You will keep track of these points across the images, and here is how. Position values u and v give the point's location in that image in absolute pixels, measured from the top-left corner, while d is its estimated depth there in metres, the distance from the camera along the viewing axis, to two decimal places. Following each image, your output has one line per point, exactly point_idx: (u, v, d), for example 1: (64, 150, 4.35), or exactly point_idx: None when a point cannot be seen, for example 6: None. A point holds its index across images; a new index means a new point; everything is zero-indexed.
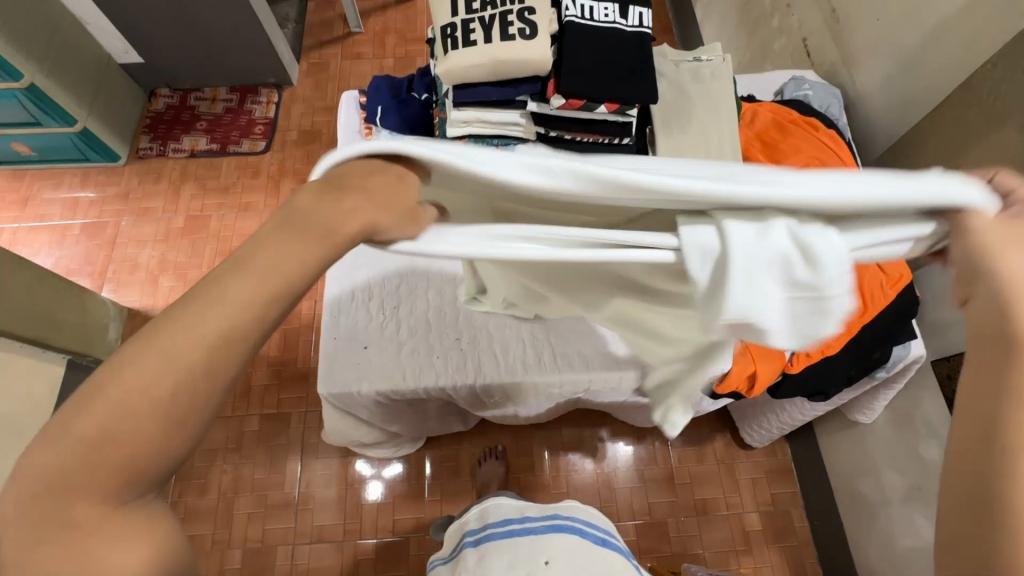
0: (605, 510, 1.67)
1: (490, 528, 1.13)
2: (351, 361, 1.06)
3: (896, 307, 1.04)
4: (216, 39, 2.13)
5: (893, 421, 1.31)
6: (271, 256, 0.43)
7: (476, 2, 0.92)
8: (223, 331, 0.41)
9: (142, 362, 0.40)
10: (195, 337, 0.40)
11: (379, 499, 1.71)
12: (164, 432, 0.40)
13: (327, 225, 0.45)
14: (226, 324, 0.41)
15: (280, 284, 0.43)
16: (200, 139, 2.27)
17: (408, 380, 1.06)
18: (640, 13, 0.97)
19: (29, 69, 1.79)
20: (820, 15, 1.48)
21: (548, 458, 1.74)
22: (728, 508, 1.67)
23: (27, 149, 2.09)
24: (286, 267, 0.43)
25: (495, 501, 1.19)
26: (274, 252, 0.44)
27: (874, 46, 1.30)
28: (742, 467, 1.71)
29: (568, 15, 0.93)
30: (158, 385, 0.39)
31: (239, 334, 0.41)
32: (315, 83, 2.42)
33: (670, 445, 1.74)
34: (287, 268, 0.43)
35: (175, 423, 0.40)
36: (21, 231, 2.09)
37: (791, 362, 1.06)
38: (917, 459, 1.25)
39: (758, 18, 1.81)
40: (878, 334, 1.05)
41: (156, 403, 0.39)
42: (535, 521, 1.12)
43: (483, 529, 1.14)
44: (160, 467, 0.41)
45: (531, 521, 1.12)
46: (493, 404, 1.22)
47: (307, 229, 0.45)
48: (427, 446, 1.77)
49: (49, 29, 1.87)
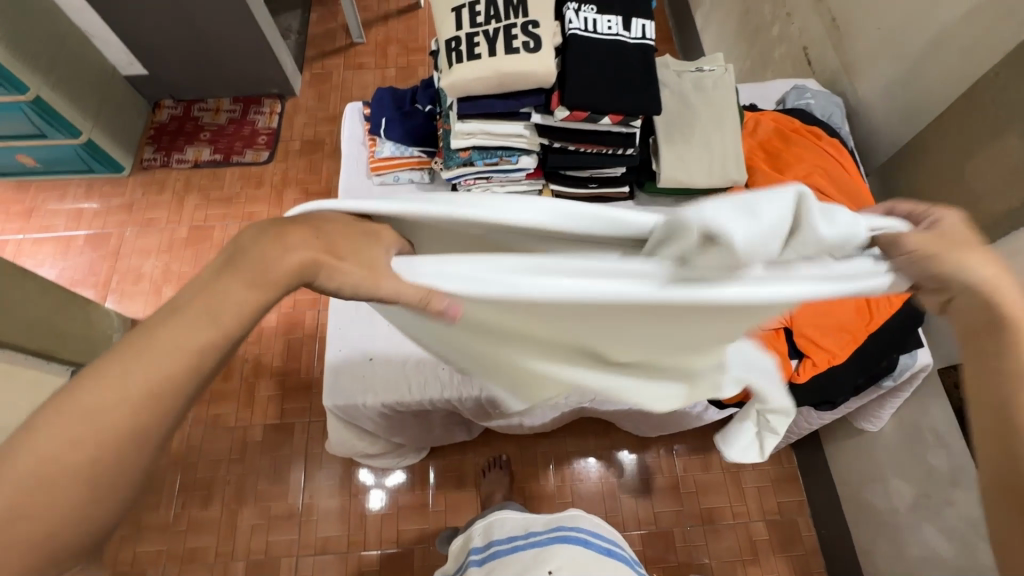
0: (611, 520, 1.66)
1: (495, 546, 1.13)
2: (356, 372, 1.06)
3: (903, 316, 1.04)
4: (220, 51, 2.15)
5: (900, 429, 1.31)
6: (213, 300, 0.49)
7: (479, 16, 0.93)
8: (151, 380, 0.46)
9: (71, 411, 0.43)
10: (125, 387, 0.45)
11: (381, 508, 1.70)
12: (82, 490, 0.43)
13: (260, 265, 0.51)
14: (162, 372, 0.46)
15: (213, 335, 0.49)
16: (203, 150, 2.28)
17: (413, 391, 1.06)
18: (642, 25, 0.98)
19: (34, 82, 1.80)
20: (820, 23, 1.49)
21: (553, 467, 1.73)
22: (734, 517, 1.66)
23: (32, 161, 2.10)
24: (222, 311, 0.49)
25: (500, 516, 1.21)
26: (208, 298, 0.49)
27: (875, 54, 1.31)
28: (748, 475, 1.70)
29: (572, 28, 0.94)
30: (92, 436, 0.44)
31: (169, 388, 0.46)
32: (317, 93, 2.44)
33: (675, 454, 1.73)
34: (222, 313, 0.49)
35: (92, 482, 0.44)
36: (26, 243, 2.10)
37: (797, 372, 1.06)
38: (925, 467, 1.25)
39: (758, 27, 1.82)
40: (886, 343, 1.04)
41: (82, 453, 0.43)
42: (541, 535, 1.12)
43: (488, 548, 1.14)
44: (77, 529, 0.44)
45: (536, 535, 1.12)
46: (497, 415, 1.22)
47: (257, 273, 0.51)
48: (431, 456, 1.76)
49: (54, 42, 1.89)
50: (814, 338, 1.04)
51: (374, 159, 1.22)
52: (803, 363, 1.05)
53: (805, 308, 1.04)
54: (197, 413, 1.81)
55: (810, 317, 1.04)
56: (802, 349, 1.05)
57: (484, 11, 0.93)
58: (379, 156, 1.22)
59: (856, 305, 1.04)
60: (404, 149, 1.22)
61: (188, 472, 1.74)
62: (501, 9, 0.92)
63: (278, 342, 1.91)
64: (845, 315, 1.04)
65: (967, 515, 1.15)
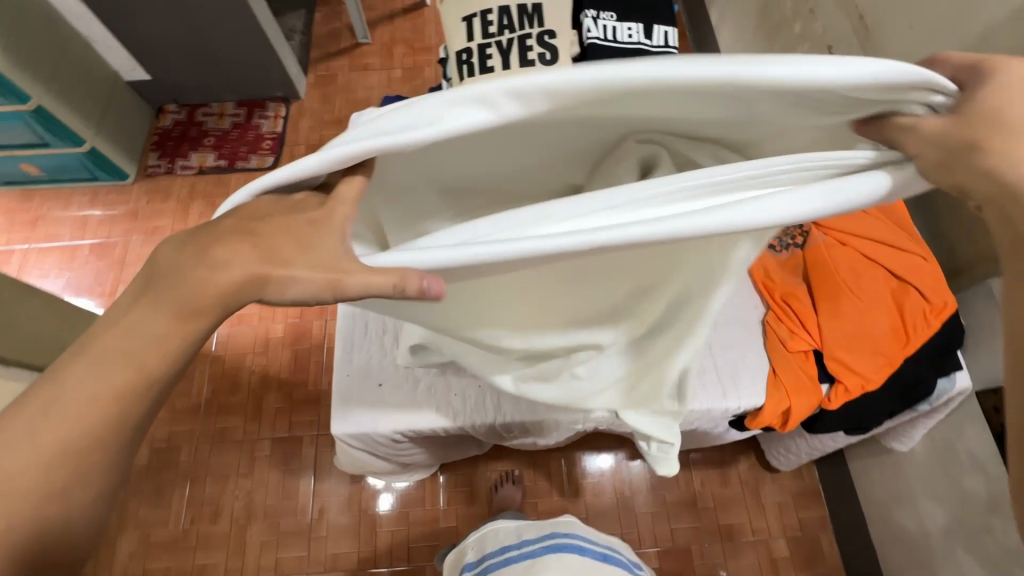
0: (626, 536, 1.61)
1: (488, 560, 1.09)
2: (364, 399, 1.01)
3: (941, 338, 0.98)
4: (224, 54, 2.11)
5: (934, 450, 1.24)
6: (128, 337, 0.50)
7: (492, 25, 0.86)
8: (65, 438, 0.49)
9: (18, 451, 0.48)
10: (50, 435, 0.49)
11: (390, 510, 1.68)
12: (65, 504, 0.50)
13: (194, 288, 0.49)
14: (80, 426, 0.49)
15: (138, 369, 0.50)
16: (208, 156, 2.24)
17: (425, 418, 1.01)
18: (665, 32, 0.91)
19: (37, 92, 1.77)
20: (848, 21, 1.41)
21: (566, 481, 1.69)
22: (754, 533, 1.61)
23: (36, 170, 2.07)
24: (142, 349, 0.50)
25: (492, 528, 1.16)
26: (123, 340, 0.50)
27: (909, 55, 1.23)
28: (769, 490, 1.65)
29: (590, 37, 0.88)
30: (39, 465, 0.49)
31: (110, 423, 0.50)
32: (323, 95, 2.39)
33: (693, 468, 1.68)
34: (142, 351, 0.50)
35: (62, 494, 0.50)
36: (32, 252, 2.08)
37: (829, 398, 1.00)
38: (960, 492, 1.19)
39: (779, 24, 1.75)
40: (925, 368, 0.98)
41: (38, 480, 0.49)
42: (534, 545, 1.08)
43: (482, 562, 1.10)
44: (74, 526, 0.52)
45: (529, 545, 1.08)
46: (511, 436, 1.17)
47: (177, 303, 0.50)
48: (441, 469, 1.72)
49: (57, 49, 1.86)
50: (847, 362, 0.98)
51: None
52: (835, 388, 1.00)
53: (835, 329, 1.00)
54: (205, 426, 1.79)
55: (842, 339, 0.99)
56: (833, 373, 0.99)
57: (496, 20, 0.86)
58: None
59: (891, 327, 0.98)
60: None
61: (197, 486, 1.72)
62: (515, 18, 0.86)
63: (286, 353, 1.88)
64: (881, 337, 0.98)
65: (1006, 546, 1.10)
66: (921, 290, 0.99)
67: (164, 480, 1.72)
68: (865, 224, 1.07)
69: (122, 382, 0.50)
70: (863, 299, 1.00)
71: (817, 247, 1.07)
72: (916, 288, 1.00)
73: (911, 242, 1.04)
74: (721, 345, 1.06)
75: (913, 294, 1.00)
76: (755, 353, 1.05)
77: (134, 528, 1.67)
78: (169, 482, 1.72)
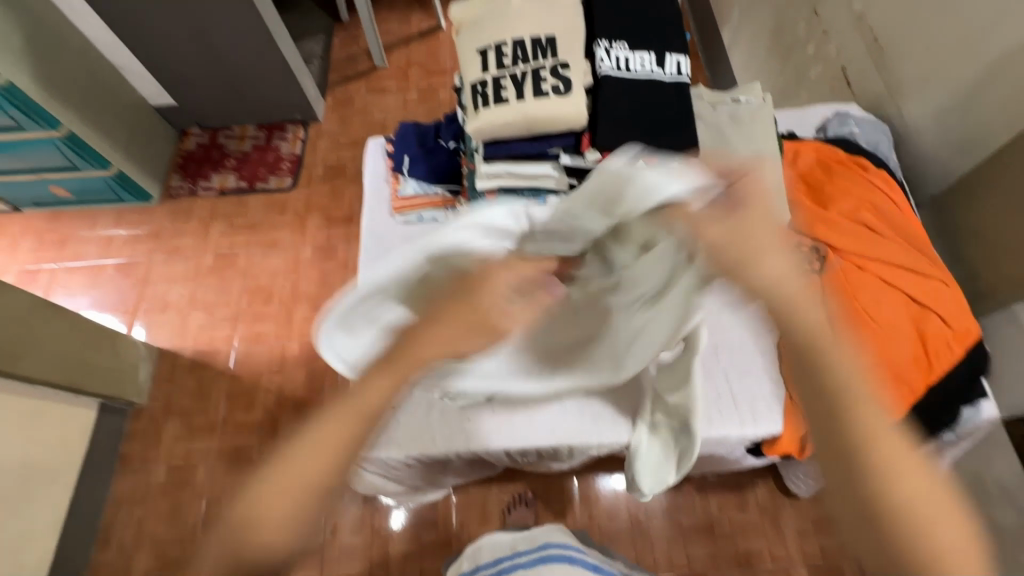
0: (641, 562, 1.58)
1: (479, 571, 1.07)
2: (379, 424, 1.03)
3: (964, 365, 0.96)
4: (246, 79, 2.17)
5: (961, 479, 1.20)
6: (367, 393, 0.82)
7: (507, 57, 0.89)
8: (337, 445, 0.80)
9: (297, 455, 0.80)
10: (310, 452, 0.79)
11: (401, 528, 1.67)
12: (303, 494, 0.78)
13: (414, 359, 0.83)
14: (339, 442, 0.80)
15: (368, 410, 0.82)
16: (228, 177, 2.30)
17: (439, 445, 1.04)
18: (678, 61, 0.92)
19: (68, 117, 1.84)
20: (862, 43, 1.41)
21: (580, 504, 1.67)
22: (773, 562, 1.57)
23: (65, 192, 2.15)
24: (374, 398, 0.82)
25: (479, 543, 1.16)
26: (375, 393, 0.82)
27: (926, 77, 1.23)
28: (789, 516, 1.61)
29: (603, 68, 0.89)
30: (302, 468, 0.79)
31: (353, 441, 0.81)
32: (340, 117, 2.44)
33: (710, 493, 1.65)
34: (374, 399, 0.82)
35: (305, 487, 0.78)
36: (59, 271, 2.14)
37: None
38: (990, 525, 1.15)
39: (792, 46, 1.76)
40: (949, 396, 0.96)
41: (300, 482, 0.78)
42: (524, 555, 1.06)
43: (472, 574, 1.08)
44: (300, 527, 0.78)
45: (520, 556, 1.06)
46: (524, 461, 1.17)
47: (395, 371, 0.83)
48: (454, 490, 1.71)
49: (88, 77, 1.93)
50: None
51: (396, 198, 1.19)
52: None
53: None
54: (222, 443, 1.81)
55: None
56: None
57: (511, 52, 0.88)
58: (401, 195, 1.19)
59: (912, 353, 0.97)
60: (427, 187, 1.19)
61: (212, 504, 1.73)
62: (528, 49, 0.88)
63: (301, 372, 1.90)
64: (901, 365, 0.96)
65: None
66: (941, 316, 0.98)
67: (181, 498, 1.74)
68: (883, 248, 1.05)
69: (359, 417, 0.81)
70: (882, 326, 0.99)
71: (832, 272, 1.06)
72: (936, 314, 0.98)
73: (930, 266, 1.03)
74: (737, 372, 1.05)
75: (934, 320, 0.98)
76: (771, 379, 1.04)
77: (151, 545, 1.69)
78: (186, 499, 1.74)
